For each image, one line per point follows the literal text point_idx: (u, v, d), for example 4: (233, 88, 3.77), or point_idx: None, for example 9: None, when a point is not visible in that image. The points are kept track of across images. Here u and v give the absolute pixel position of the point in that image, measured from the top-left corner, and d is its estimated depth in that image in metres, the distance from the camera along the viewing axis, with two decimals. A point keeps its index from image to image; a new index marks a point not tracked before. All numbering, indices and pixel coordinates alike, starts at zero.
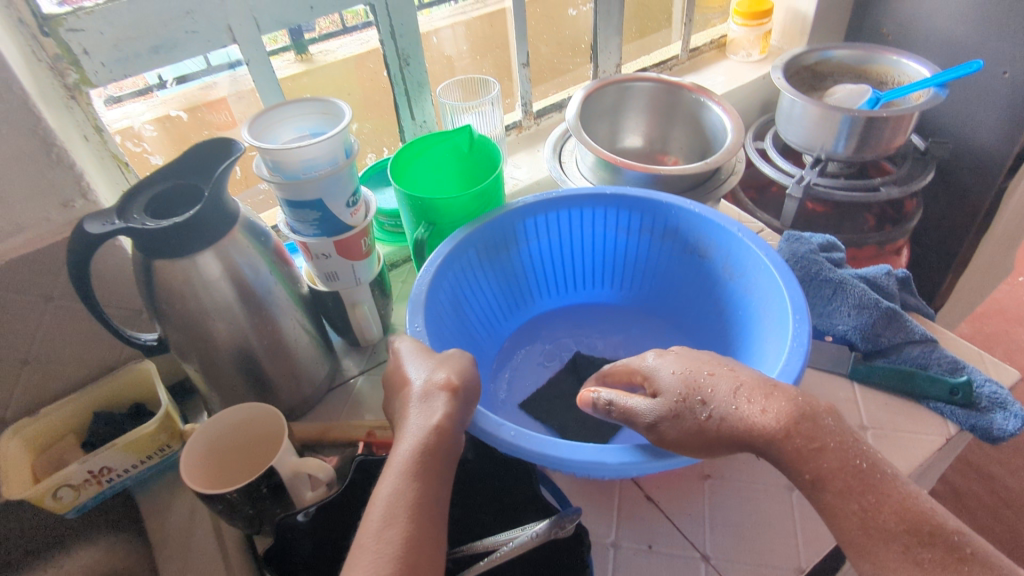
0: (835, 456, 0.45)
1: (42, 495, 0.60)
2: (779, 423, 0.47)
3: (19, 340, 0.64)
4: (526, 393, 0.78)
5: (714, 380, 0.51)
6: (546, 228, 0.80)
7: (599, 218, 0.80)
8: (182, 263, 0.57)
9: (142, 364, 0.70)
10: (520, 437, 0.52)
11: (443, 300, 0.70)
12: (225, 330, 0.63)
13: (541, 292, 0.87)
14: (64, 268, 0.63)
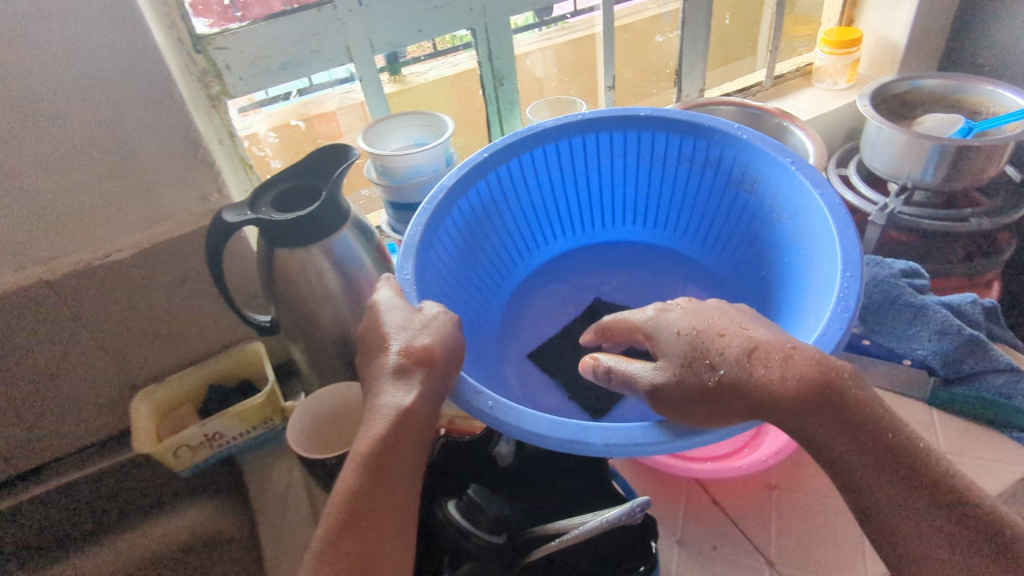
0: (865, 431, 0.44)
1: (164, 452, 0.69)
2: (797, 385, 0.44)
3: (155, 315, 0.73)
4: (534, 343, 0.77)
5: (730, 340, 0.47)
6: (572, 152, 0.75)
7: (642, 142, 0.74)
8: (299, 253, 0.64)
9: (254, 344, 0.78)
10: (498, 408, 0.49)
11: (443, 240, 0.65)
12: (329, 316, 0.69)
13: (572, 224, 0.84)
14: (197, 253, 0.72)
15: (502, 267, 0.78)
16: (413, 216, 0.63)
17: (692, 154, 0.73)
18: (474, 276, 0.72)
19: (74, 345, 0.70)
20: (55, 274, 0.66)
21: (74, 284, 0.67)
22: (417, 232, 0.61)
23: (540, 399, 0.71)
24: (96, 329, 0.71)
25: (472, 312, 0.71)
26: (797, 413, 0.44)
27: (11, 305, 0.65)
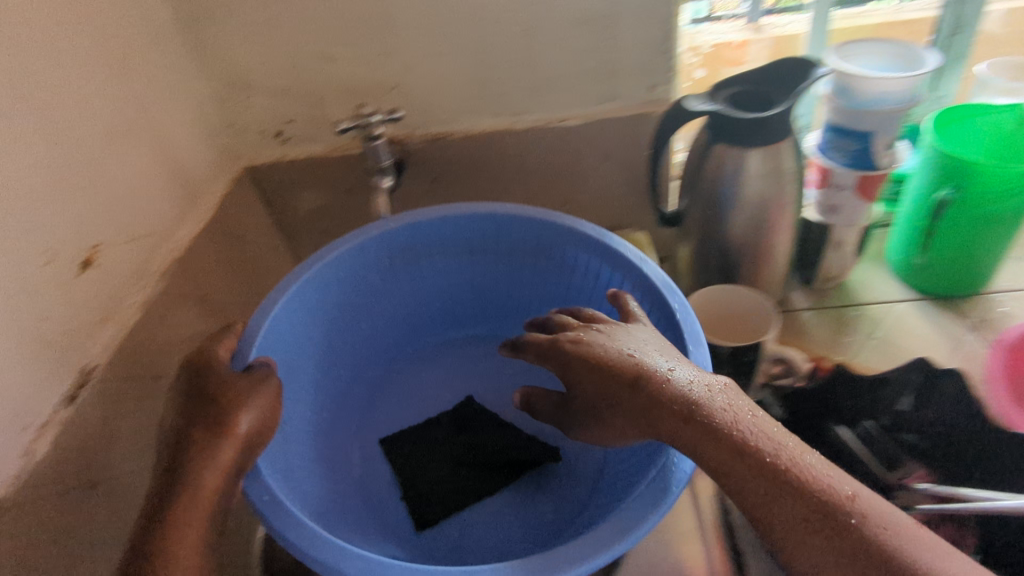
0: (783, 482, 0.41)
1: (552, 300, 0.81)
2: (737, 440, 0.43)
3: (572, 183, 0.83)
4: (385, 429, 0.77)
5: (715, 386, 0.47)
6: (489, 240, 0.77)
7: (569, 258, 0.74)
8: (738, 151, 0.67)
9: (639, 233, 0.85)
10: (269, 503, 0.50)
11: (349, 243, 0.71)
12: (740, 217, 0.72)
13: (454, 325, 0.86)
14: (627, 136, 0.78)
15: (380, 338, 0.82)
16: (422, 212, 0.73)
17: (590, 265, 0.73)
18: (349, 338, 0.78)
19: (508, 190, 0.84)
20: (520, 126, 0.79)
21: (529, 138, 0.80)
22: (299, 287, 0.68)
23: (377, 491, 0.72)
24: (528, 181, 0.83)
25: (328, 398, 0.76)
26: (735, 446, 0.43)
27: (479, 144, 0.80)
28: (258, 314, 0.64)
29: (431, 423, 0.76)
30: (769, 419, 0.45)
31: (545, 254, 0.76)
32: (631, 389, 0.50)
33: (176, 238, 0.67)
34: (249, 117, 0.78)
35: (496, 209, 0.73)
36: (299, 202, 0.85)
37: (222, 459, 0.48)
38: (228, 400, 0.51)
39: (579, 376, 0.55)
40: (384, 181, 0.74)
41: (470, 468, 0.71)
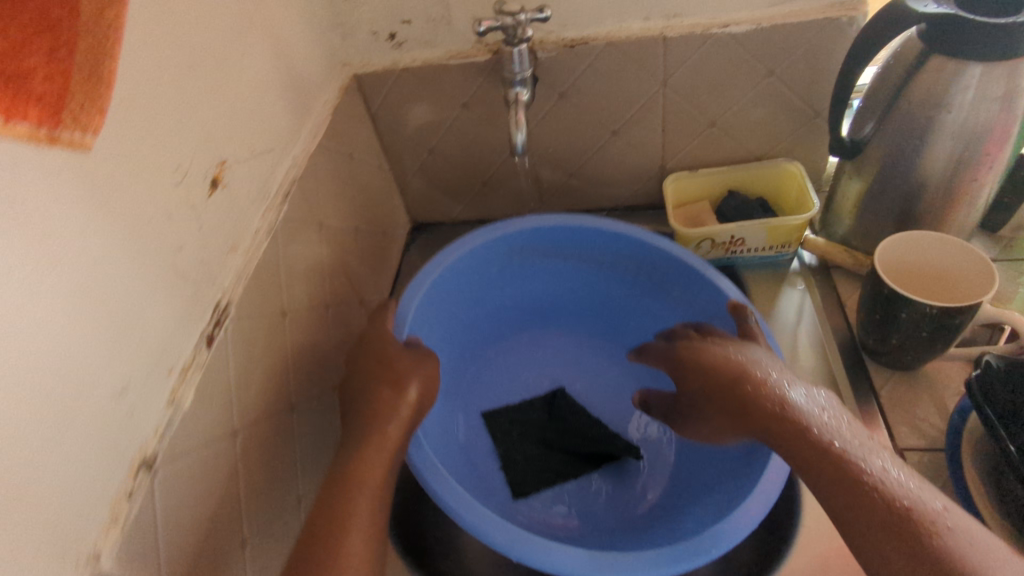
0: (858, 487, 0.41)
1: (688, 240, 0.74)
2: (820, 440, 0.45)
3: (722, 103, 0.72)
4: (494, 404, 0.78)
5: (821, 401, 0.49)
6: (608, 249, 0.75)
7: (680, 272, 0.71)
8: (960, 69, 0.55)
9: (792, 163, 0.75)
10: (431, 471, 0.54)
11: (474, 241, 0.71)
12: (940, 149, 0.60)
13: (578, 317, 0.83)
14: (801, 47, 0.66)
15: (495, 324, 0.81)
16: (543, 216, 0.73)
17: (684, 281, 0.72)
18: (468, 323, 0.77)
19: (647, 109, 0.74)
20: (672, 33, 0.67)
21: (682, 48, 0.68)
22: (443, 271, 0.70)
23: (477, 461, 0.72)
24: (671, 99, 0.72)
25: (452, 373, 0.77)
26: (813, 445, 0.45)
27: (621, 53, 0.69)
28: (416, 283, 0.67)
29: (524, 408, 0.76)
30: (863, 439, 0.45)
31: (655, 279, 0.75)
32: (728, 389, 0.54)
33: (293, 154, 0.60)
34: (361, 15, 0.68)
35: (608, 226, 0.72)
36: (408, 117, 0.76)
37: (387, 441, 0.52)
38: (387, 377, 0.56)
39: (694, 374, 0.58)
40: (518, 95, 0.62)
41: (560, 449, 0.71)
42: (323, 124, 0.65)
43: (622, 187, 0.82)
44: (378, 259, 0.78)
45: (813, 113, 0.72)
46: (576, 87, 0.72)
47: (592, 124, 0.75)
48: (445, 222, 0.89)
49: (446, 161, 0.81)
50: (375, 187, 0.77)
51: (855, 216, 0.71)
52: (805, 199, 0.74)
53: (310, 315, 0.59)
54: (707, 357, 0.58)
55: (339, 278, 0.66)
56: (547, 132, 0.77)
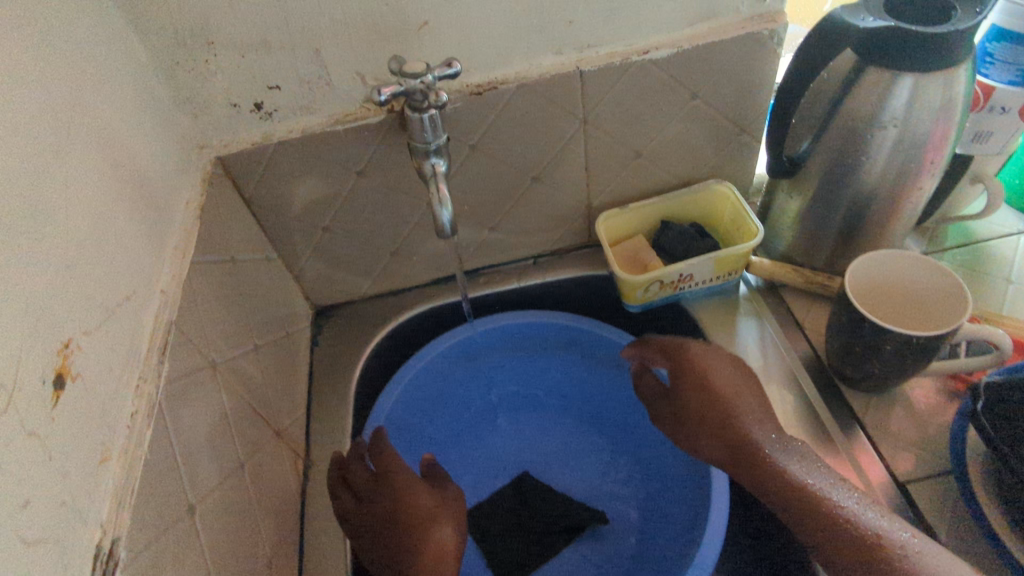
0: (840, 521, 0.48)
1: (635, 287, 0.69)
2: (800, 484, 0.52)
3: (646, 133, 0.66)
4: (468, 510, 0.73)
5: (793, 450, 0.55)
6: (549, 338, 0.78)
7: (617, 348, 0.75)
8: (896, 81, 0.52)
9: (721, 183, 0.71)
10: None
11: (421, 359, 0.74)
12: (881, 163, 0.58)
13: (540, 404, 0.80)
14: (722, 67, 0.61)
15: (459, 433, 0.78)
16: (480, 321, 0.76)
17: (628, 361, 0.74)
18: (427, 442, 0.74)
19: (569, 150, 0.66)
20: (589, 65, 0.59)
21: (601, 81, 0.60)
22: (392, 402, 0.71)
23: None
24: (594, 136, 0.65)
25: None
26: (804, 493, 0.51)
27: (535, 94, 0.60)
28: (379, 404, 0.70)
29: (494, 497, 0.73)
30: (834, 480, 0.52)
31: (602, 359, 0.77)
32: (725, 425, 0.58)
33: (159, 287, 0.46)
34: (213, 86, 0.54)
35: (550, 317, 0.76)
36: (292, 196, 0.63)
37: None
38: (414, 519, 0.55)
39: (685, 400, 0.62)
40: (435, 166, 0.52)
41: (537, 530, 0.70)
42: (191, 233, 0.51)
43: (548, 231, 0.74)
44: (287, 371, 0.64)
45: (737, 129, 0.68)
46: (489, 137, 0.62)
47: (510, 174, 0.66)
48: (351, 301, 0.76)
49: (346, 237, 0.69)
50: (266, 286, 0.63)
51: (797, 232, 0.68)
52: (743, 221, 0.71)
53: (225, 491, 0.46)
54: (699, 385, 0.61)
55: (248, 421, 0.53)
56: (460, 189, 0.67)
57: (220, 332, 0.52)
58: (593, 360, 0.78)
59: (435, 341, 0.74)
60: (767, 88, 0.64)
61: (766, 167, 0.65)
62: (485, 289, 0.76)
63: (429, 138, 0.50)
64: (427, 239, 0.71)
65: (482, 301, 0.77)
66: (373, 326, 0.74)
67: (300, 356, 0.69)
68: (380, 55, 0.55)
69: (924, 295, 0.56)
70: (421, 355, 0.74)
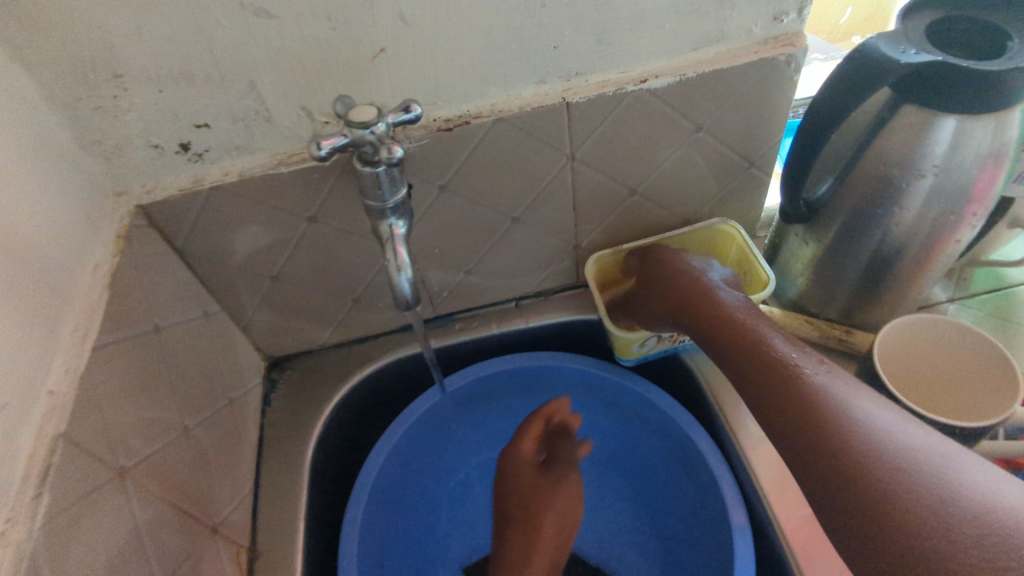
0: (829, 426, 0.41)
1: (628, 341, 0.61)
2: (802, 381, 0.44)
3: (643, 168, 0.58)
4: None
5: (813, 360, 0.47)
6: (558, 383, 0.68)
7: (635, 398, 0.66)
8: (939, 124, 0.44)
9: (727, 222, 0.63)
10: None
11: (413, 414, 0.63)
12: (915, 215, 0.50)
13: None
14: (732, 97, 0.53)
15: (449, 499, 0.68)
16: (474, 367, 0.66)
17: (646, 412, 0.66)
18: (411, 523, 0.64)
19: (555, 189, 0.57)
20: (577, 96, 0.51)
21: (591, 113, 0.52)
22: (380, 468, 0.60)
23: None
24: (583, 174, 0.57)
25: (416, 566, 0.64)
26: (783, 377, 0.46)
27: (515, 129, 0.51)
28: (354, 498, 0.58)
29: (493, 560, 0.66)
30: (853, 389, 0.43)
31: (617, 408, 0.68)
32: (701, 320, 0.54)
33: (46, 389, 0.37)
34: (126, 126, 0.45)
35: (560, 359, 0.66)
36: (233, 245, 0.54)
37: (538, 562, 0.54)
38: (523, 515, 0.56)
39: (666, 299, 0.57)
40: (392, 227, 0.43)
41: None
42: (97, 309, 0.42)
43: (532, 273, 0.66)
44: (229, 446, 0.56)
45: (746, 162, 0.60)
46: (461, 177, 0.54)
47: (487, 215, 0.58)
48: (311, 351, 0.67)
49: (300, 284, 0.60)
50: (204, 349, 0.55)
51: (811, 281, 0.60)
52: (750, 266, 0.63)
53: None
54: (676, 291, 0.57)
55: (172, 527, 0.45)
56: (430, 233, 0.58)
57: (136, 425, 0.43)
58: (605, 407, 0.69)
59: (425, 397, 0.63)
60: (781, 119, 0.56)
61: (780, 209, 0.57)
62: (461, 338, 0.68)
63: (385, 196, 0.42)
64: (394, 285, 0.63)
65: (458, 350, 0.69)
66: (334, 381, 0.66)
67: (248, 423, 0.60)
68: (330, 87, 0.46)
69: (964, 380, 0.53)
70: (411, 407, 0.63)
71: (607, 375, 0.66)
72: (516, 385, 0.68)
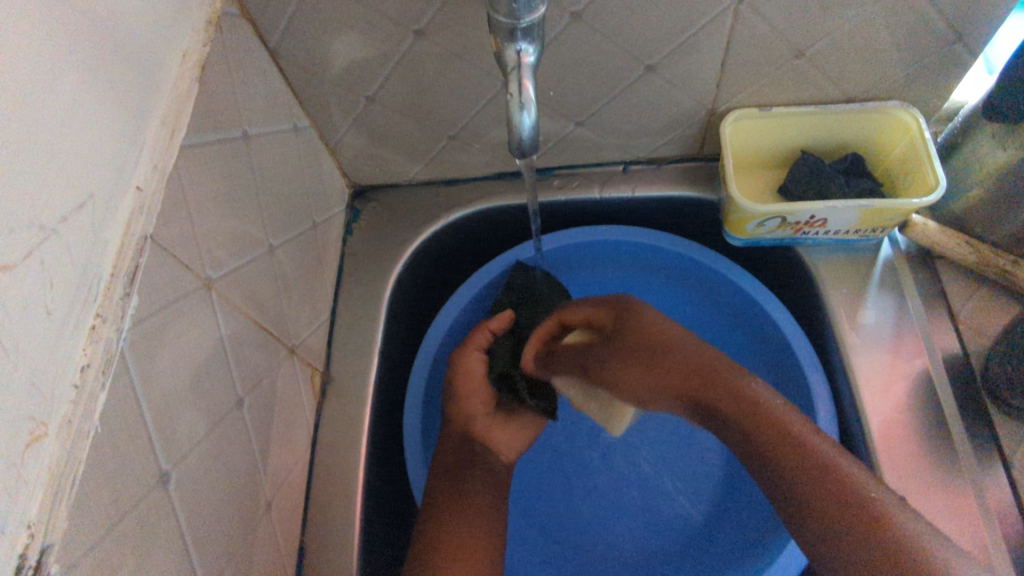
0: (835, 475, 0.35)
1: (749, 217, 0.52)
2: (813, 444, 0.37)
3: (821, 25, 0.47)
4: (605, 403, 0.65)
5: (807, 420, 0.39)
6: (648, 261, 0.63)
7: (728, 292, 0.60)
8: None
9: (906, 109, 0.53)
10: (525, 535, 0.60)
11: (492, 275, 0.62)
12: None
13: None
14: None
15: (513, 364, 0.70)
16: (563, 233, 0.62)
17: (740, 310, 0.60)
18: None
19: (706, 37, 0.47)
20: None
21: None
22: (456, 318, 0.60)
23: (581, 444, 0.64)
24: (746, 23, 0.46)
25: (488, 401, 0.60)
26: (788, 431, 0.37)
27: None
28: (427, 339, 0.58)
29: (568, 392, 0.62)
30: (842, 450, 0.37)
31: (709, 298, 0.63)
32: (699, 400, 0.39)
33: (134, 183, 0.34)
34: None
35: (652, 236, 0.60)
36: (329, 53, 0.48)
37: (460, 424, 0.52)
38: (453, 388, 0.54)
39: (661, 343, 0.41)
40: (521, 54, 0.36)
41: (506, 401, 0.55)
42: (186, 104, 0.38)
43: (651, 136, 0.58)
44: (310, 273, 0.54)
45: (954, 37, 0.47)
46: (599, 6, 0.45)
47: (618, 58, 0.49)
48: (397, 184, 0.63)
49: (395, 110, 0.54)
50: (291, 165, 0.51)
51: (988, 197, 0.50)
52: (915, 167, 0.53)
53: (215, 442, 0.39)
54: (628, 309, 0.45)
55: (255, 342, 0.44)
56: (548, 68, 0.50)
57: (220, 236, 0.41)
58: (695, 295, 0.64)
59: (506, 256, 0.61)
60: None
61: (997, 93, 0.45)
62: (558, 196, 0.62)
63: (519, 12, 0.34)
64: (495, 127, 0.56)
65: (549, 209, 0.64)
66: (418, 221, 0.62)
67: (329, 250, 0.58)
68: None
69: None
70: (492, 265, 0.62)
71: (704, 260, 0.60)
72: (606, 260, 0.64)
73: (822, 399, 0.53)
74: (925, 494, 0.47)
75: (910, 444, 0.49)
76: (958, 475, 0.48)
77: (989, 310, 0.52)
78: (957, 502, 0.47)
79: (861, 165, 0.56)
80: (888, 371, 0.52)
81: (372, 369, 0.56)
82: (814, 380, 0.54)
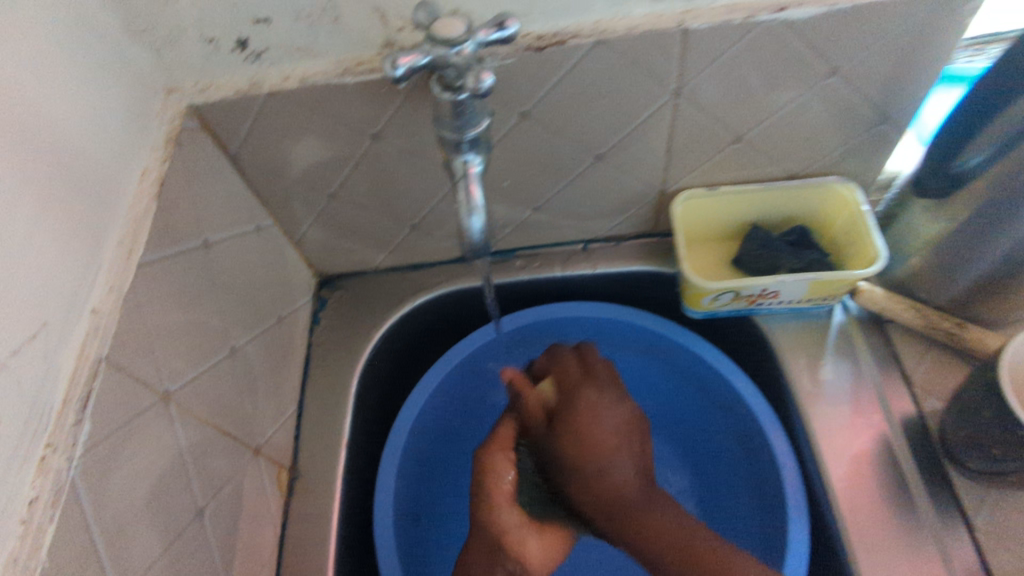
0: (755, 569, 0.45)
1: (705, 292, 0.53)
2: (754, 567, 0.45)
3: (757, 113, 0.50)
4: None
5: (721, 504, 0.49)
6: (613, 333, 0.64)
7: (692, 363, 0.61)
8: None
9: (843, 182, 0.56)
10: None
11: (460, 355, 0.62)
12: None
13: None
14: (883, 40, 0.44)
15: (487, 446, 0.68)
16: (527, 310, 0.63)
17: (705, 379, 0.61)
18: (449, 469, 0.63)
19: (649, 128, 0.50)
20: (697, 22, 0.42)
21: (709, 45, 0.43)
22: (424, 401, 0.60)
23: None
24: (685, 114, 0.49)
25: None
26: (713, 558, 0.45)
27: (618, 54, 0.44)
28: (398, 427, 0.58)
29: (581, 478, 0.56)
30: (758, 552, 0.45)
31: (675, 368, 0.63)
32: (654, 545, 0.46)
33: (89, 306, 0.35)
34: (179, 14, 0.40)
35: (615, 310, 0.62)
36: (288, 156, 0.50)
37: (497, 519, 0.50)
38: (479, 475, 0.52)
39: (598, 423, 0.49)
40: (468, 165, 0.37)
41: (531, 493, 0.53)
42: (144, 222, 0.39)
43: (605, 216, 0.60)
44: (274, 367, 0.54)
45: (880, 119, 0.51)
46: (544, 106, 0.47)
47: (568, 149, 0.52)
48: (360, 271, 0.64)
49: (355, 204, 0.56)
50: (253, 265, 0.52)
51: (926, 265, 0.52)
52: (857, 237, 0.56)
53: (171, 561, 0.38)
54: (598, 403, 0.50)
55: (216, 448, 0.44)
56: (501, 162, 0.52)
57: (180, 346, 0.41)
58: (663, 366, 0.64)
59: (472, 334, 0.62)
60: (938, 69, 0.46)
61: (923, 171, 0.47)
62: (520, 275, 0.64)
63: (464, 127, 0.36)
64: (455, 215, 0.58)
65: (513, 287, 0.65)
66: (383, 307, 0.63)
67: (294, 341, 0.58)
68: None
69: None
70: (460, 345, 0.62)
71: (664, 332, 0.61)
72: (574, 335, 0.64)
73: (789, 466, 0.53)
74: (893, 552, 0.47)
75: (876, 505, 0.49)
76: (925, 540, 0.47)
77: (940, 374, 0.53)
78: (925, 561, 0.47)
79: (808, 237, 0.58)
80: (850, 428, 0.53)
81: (340, 459, 0.55)
82: (779, 446, 0.54)
